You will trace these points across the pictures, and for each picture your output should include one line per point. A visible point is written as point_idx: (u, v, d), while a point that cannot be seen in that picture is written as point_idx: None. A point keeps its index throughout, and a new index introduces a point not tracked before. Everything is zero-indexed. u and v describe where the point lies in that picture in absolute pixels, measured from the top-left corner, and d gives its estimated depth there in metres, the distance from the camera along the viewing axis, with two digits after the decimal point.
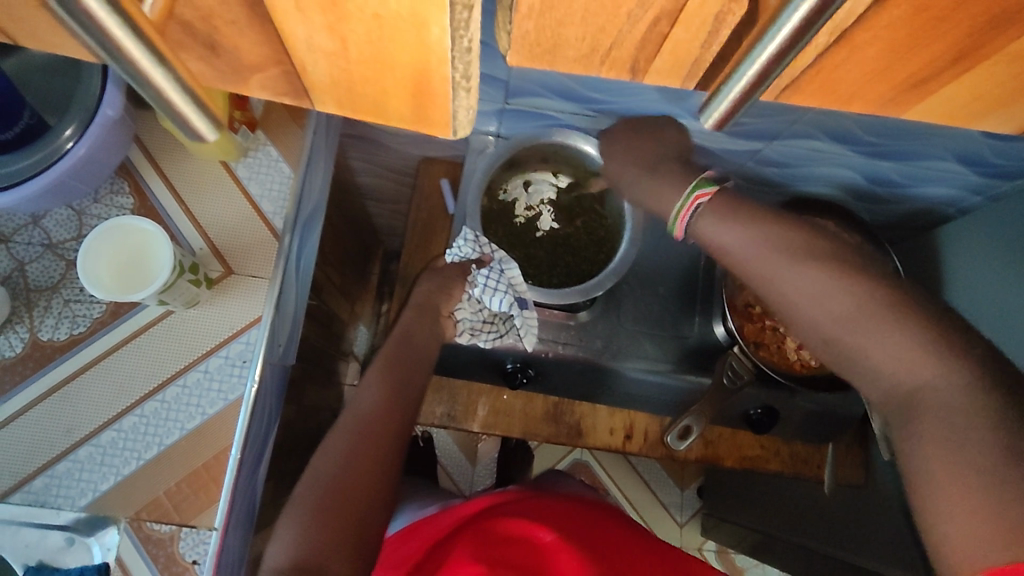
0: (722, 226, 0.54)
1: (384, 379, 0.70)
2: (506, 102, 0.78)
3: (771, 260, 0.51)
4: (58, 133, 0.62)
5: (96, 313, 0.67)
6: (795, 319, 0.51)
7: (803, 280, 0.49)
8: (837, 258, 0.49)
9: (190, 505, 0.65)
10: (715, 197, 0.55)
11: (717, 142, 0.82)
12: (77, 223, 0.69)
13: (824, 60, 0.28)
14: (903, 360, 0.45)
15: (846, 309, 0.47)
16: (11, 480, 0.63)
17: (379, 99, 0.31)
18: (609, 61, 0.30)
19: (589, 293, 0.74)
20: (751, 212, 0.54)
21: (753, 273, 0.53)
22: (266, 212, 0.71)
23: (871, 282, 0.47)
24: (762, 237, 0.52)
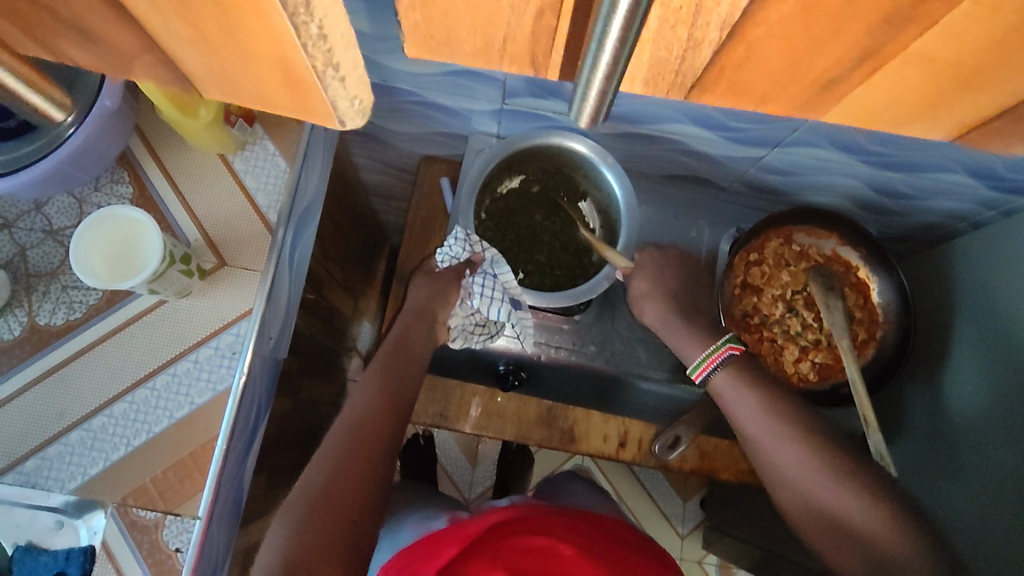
0: (733, 388, 0.70)
1: (380, 386, 0.70)
2: (504, 102, 0.78)
3: (773, 445, 0.66)
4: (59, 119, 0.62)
5: (92, 299, 0.68)
6: (784, 469, 0.65)
7: (795, 452, 0.64)
8: (829, 448, 0.64)
9: (176, 493, 0.65)
10: (727, 364, 0.71)
11: (716, 150, 0.82)
12: (78, 210, 0.70)
13: (725, 59, 0.28)
14: (862, 514, 0.59)
15: (806, 470, 0.63)
16: (5, 460, 0.65)
17: (260, 90, 0.32)
18: (510, 51, 0.30)
19: (578, 297, 0.74)
20: (762, 397, 0.68)
21: (765, 451, 0.66)
22: (260, 205, 0.72)
23: (853, 456, 0.64)
24: (768, 422, 0.67)
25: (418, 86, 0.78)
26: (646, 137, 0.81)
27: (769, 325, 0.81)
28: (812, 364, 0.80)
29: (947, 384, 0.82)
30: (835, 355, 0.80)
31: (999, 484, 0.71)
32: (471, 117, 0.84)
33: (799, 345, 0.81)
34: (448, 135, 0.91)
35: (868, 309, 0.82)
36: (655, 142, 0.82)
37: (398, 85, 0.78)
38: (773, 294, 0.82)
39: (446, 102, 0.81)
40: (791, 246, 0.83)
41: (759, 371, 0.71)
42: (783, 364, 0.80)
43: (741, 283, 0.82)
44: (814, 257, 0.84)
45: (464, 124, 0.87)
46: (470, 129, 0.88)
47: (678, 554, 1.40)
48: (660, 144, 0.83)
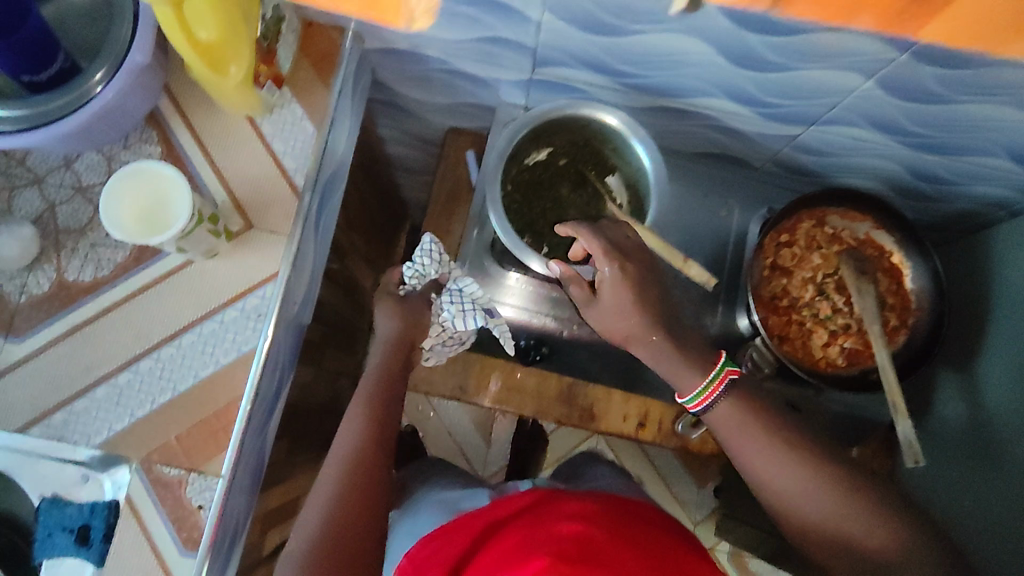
0: (730, 421, 0.67)
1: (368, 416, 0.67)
2: (535, 72, 0.77)
3: (774, 476, 0.64)
4: (88, 77, 0.63)
5: (119, 257, 0.68)
6: (788, 502, 0.63)
7: (790, 475, 0.63)
8: (833, 475, 0.62)
9: (200, 451, 0.66)
10: (723, 394, 0.68)
11: (750, 127, 0.80)
12: (107, 168, 0.70)
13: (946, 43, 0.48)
14: (866, 538, 0.60)
15: (812, 500, 0.62)
16: (33, 412, 0.65)
17: None
18: None
19: (602, 272, 0.72)
20: (758, 431, 0.66)
21: (765, 484, 0.65)
22: (287, 168, 0.71)
23: (857, 482, 0.62)
24: (767, 453, 0.65)
25: (447, 53, 0.76)
26: (680, 113, 0.80)
27: (798, 308, 0.80)
28: (841, 350, 0.79)
29: (980, 374, 0.80)
30: (864, 341, 0.78)
31: None
32: (499, 87, 0.82)
33: (829, 330, 0.79)
34: (476, 105, 0.90)
35: (899, 295, 0.80)
36: (689, 119, 0.80)
37: (427, 51, 0.76)
38: (804, 277, 0.80)
39: (475, 71, 0.79)
40: (824, 229, 0.81)
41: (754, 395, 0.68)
42: (812, 348, 0.79)
43: (772, 264, 0.80)
44: (847, 240, 0.82)
45: (493, 95, 0.85)
46: (499, 100, 0.86)
47: None
48: (695, 121, 0.81)
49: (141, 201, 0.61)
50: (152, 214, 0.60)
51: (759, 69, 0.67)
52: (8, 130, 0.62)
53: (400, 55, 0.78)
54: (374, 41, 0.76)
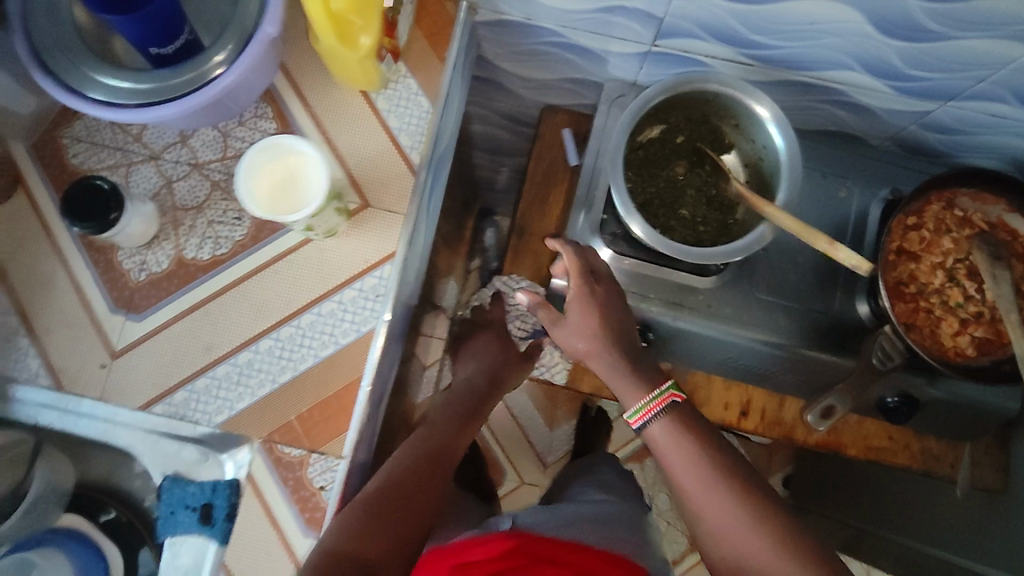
0: (670, 442, 0.61)
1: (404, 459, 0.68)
2: (653, 44, 0.74)
3: (693, 487, 0.58)
4: (209, 58, 0.62)
5: (237, 235, 0.67)
6: (710, 527, 0.58)
7: (758, 542, 0.55)
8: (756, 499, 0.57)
9: (321, 432, 0.65)
10: (670, 414, 0.61)
11: (878, 101, 0.76)
12: (223, 145, 0.69)
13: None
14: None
15: (729, 523, 0.57)
16: (154, 390, 0.65)
17: None
18: None
19: (730, 255, 0.67)
20: (692, 449, 0.59)
21: (690, 498, 0.59)
22: (403, 145, 0.70)
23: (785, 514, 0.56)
24: (696, 470, 0.58)
25: (563, 25, 0.74)
26: (802, 87, 0.77)
27: (926, 295, 0.75)
28: (971, 340, 0.75)
29: None
30: (997, 330, 0.74)
31: None
32: (608, 61, 0.80)
33: (959, 318, 0.75)
34: (576, 82, 0.87)
35: None
36: (810, 92, 0.78)
37: (542, 23, 0.75)
38: (933, 262, 0.76)
39: (587, 44, 0.77)
40: (954, 211, 0.77)
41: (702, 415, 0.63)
42: (941, 336, 0.74)
43: (898, 248, 0.76)
44: (979, 223, 0.76)
45: (599, 70, 0.83)
46: (604, 76, 0.84)
47: None
48: (815, 95, 0.78)
49: (273, 177, 0.60)
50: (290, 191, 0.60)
51: (909, 39, 0.64)
52: (132, 106, 0.62)
53: (510, 28, 0.77)
54: (489, 11, 0.74)
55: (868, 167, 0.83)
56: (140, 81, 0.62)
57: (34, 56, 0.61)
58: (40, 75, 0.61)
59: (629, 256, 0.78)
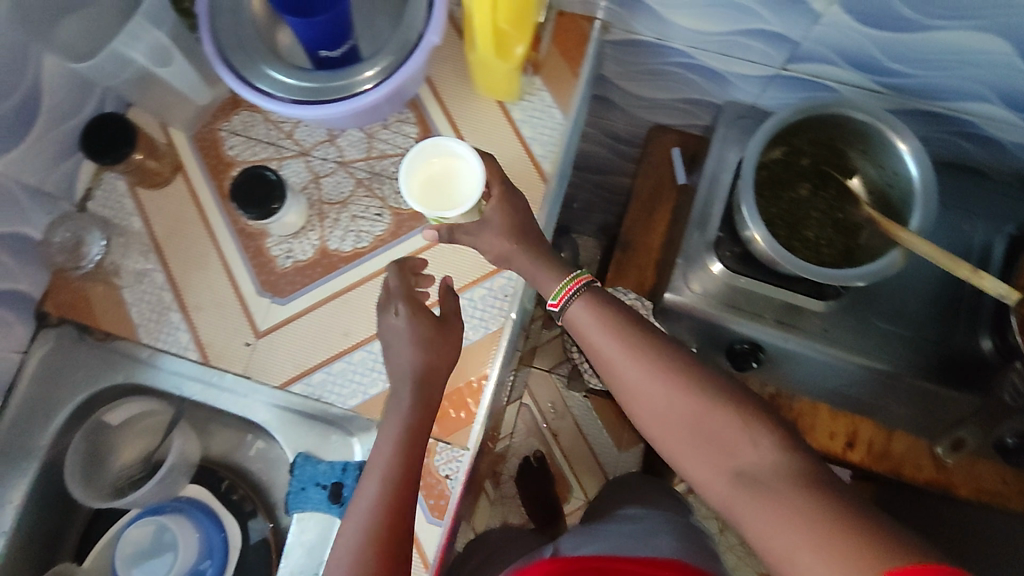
0: (590, 320, 0.60)
1: (383, 464, 0.58)
2: (782, 68, 0.76)
3: (622, 358, 0.57)
4: (359, 73, 0.66)
5: (378, 230, 0.71)
6: (642, 401, 0.56)
7: (648, 382, 0.56)
8: (682, 362, 0.56)
9: (448, 422, 0.67)
10: (588, 294, 0.61)
11: (1006, 132, 0.76)
12: (367, 145, 0.74)
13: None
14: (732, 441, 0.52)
15: (660, 389, 0.55)
16: (294, 369, 0.69)
17: None
18: None
19: (858, 276, 0.67)
20: (619, 319, 0.59)
21: (615, 370, 0.58)
22: (536, 154, 0.73)
23: (714, 374, 0.56)
24: (622, 341, 0.58)
25: (694, 45, 0.76)
26: (927, 116, 0.77)
27: None
28: None
29: None
30: None
31: None
32: (731, 84, 0.82)
33: None
34: (691, 103, 0.89)
35: None
36: (935, 121, 0.78)
37: (672, 44, 0.77)
38: None
39: (713, 66, 0.79)
40: None
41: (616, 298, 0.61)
42: None
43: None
44: None
45: (717, 92, 0.85)
46: (721, 98, 0.86)
47: None
48: (940, 124, 0.78)
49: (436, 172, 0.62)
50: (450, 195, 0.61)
51: None
52: (287, 99, 0.66)
53: (638, 48, 0.80)
54: (621, 30, 0.77)
55: (992, 198, 0.81)
56: (305, 80, 0.66)
57: (216, 51, 0.65)
58: (220, 67, 0.65)
59: (745, 276, 0.77)
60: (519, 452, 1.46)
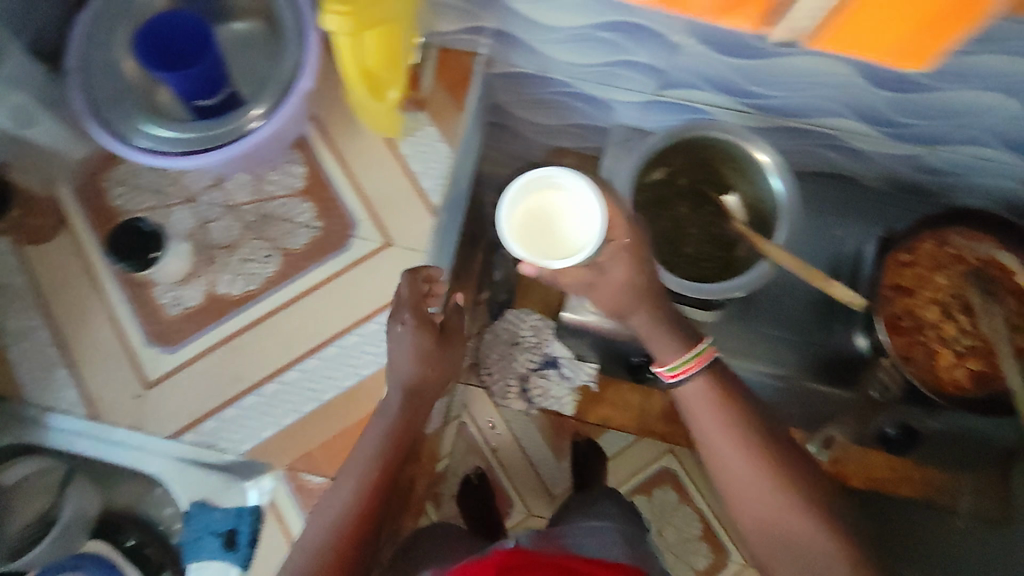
0: (704, 400, 0.59)
1: (360, 475, 0.61)
2: (657, 93, 0.79)
3: (724, 445, 0.58)
4: (246, 113, 0.67)
5: (268, 271, 0.71)
6: (727, 485, 0.59)
7: (762, 502, 0.57)
8: (780, 460, 0.58)
9: (343, 460, 0.68)
10: (708, 372, 0.59)
11: (874, 146, 0.80)
12: (256, 187, 0.73)
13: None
14: (812, 539, 0.56)
15: (754, 480, 0.57)
16: (188, 418, 0.69)
17: None
18: None
19: (727, 292, 0.72)
20: (714, 404, 0.59)
21: (710, 451, 0.59)
22: (424, 187, 0.73)
23: (808, 471, 0.59)
24: (731, 430, 0.58)
25: (573, 77, 0.79)
26: (798, 131, 0.81)
27: (921, 329, 0.78)
28: (967, 371, 0.77)
29: None
30: (993, 364, 0.76)
31: None
32: (616, 109, 0.85)
33: (953, 350, 0.77)
34: (585, 128, 0.92)
35: None
36: (806, 135, 0.81)
37: (553, 75, 0.80)
38: (927, 297, 0.79)
39: (595, 94, 0.82)
40: (945, 249, 0.80)
41: (733, 375, 0.61)
42: (936, 369, 0.77)
43: (894, 285, 0.79)
44: (970, 261, 0.79)
45: (606, 117, 0.88)
46: (610, 122, 0.89)
47: None
48: (812, 138, 0.82)
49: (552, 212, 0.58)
50: (567, 242, 0.57)
51: (899, 89, 0.67)
52: (177, 153, 0.66)
53: (522, 79, 0.83)
54: (503, 64, 0.80)
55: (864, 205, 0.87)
56: (189, 130, 0.67)
57: (90, 109, 0.66)
58: (100, 131, 0.65)
59: None
60: None
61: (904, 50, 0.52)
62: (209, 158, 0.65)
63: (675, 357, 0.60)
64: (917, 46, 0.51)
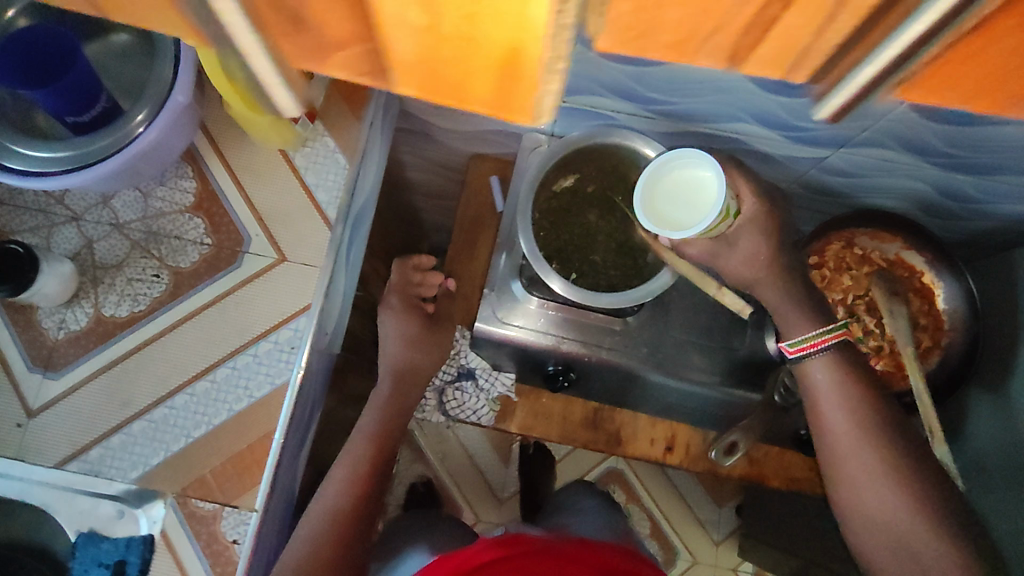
0: (831, 389, 0.64)
1: (354, 462, 0.79)
2: (562, 100, 0.78)
3: (852, 439, 0.62)
4: (130, 118, 0.64)
5: (155, 292, 0.69)
6: (849, 492, 0.63)
7: (888, 500, 0.60)
8: (891, 449, 0.61)
9: (234, 485, 0.67)
10: (835, 353, 0.64)
11: (782, 149, 0.79)
12: (143, 205, 0.71)
13: (959, 52, 0.26)
14: (895, 515, 0.60)
15: (875, 468, 0.61)
16: (72, 447, 0.66)
17: (458, 83, 0.29)
18: (470, 64, 0.27)
19: (640, 298, 0.72)
20: (864, 391, 0.63)
21: (839, 450, 0.63)
22: (319, 201, 0.71)
23: (911, 459, 0.61)
24: (856, 417, 0.63)
25: None
26: (705, 136, 0.80)
27: None
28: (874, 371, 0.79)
29: (1016, 399, 0.76)
30: (897, 363, 0.78)
31: None
32: None
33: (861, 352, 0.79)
34: (500, 134, 0.90)
35: (932, 316, 0.79)
36: (714, 140, 0.81)
37: None
38: (834, 299, 0.81)
39: None
40: (853, 250, 0.81)
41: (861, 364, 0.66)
42: None
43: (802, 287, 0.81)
44: (877, 261, 0.81)
45: (518, 122, 0.86)
46: (524, 127, 0.87)
47: (712, 561, 1.40)
48: (720, 143, 0.81)
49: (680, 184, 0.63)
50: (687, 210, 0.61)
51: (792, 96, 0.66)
52: (57, 173, 0.63)
53: None
54: None
55: None
56: (64, 149, 0.63)
57: None
58: None
59: (549, 299, 0.81)
60: (405, 480, 1.38)
61: (486, 81, 0.29)
62: (93, 171, 0.62)
63: (800, 333, 0.66)
64: (512, 86, 0.28)
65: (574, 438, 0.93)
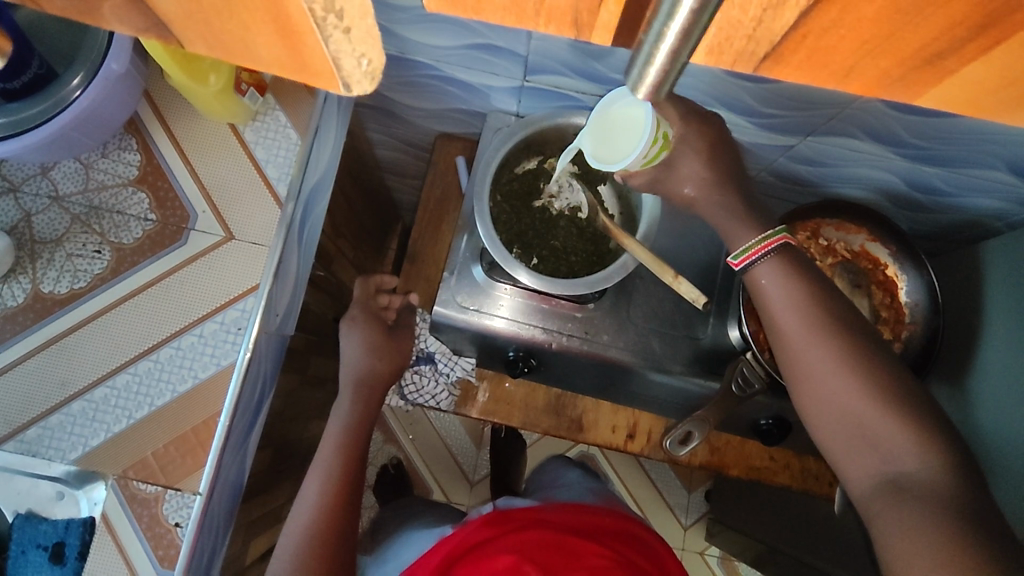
0: (779, 285, 0.57)
1: (327, 471, 0.74)
2: (526, 79, 0.76)
3: (805, 336, 0.55)
4: (65, 81, 0.60)
5: (97, 268, 0.67)
6: (810, 393, 0.55)
7: (847, 390, 0.53)
8: (850, 340, 0.54)
9: (177, 468, 0.65)
10: (781, 255, 0.58)
11: (747, 135, 0.78)
12: (84, 176, 0.68)
13: (809, 22, 0.21)
14: (861, 407, 0.53)
15: (833, 362, 0.54)
16: (5, 428, 0.64)
17: (245, 40, 0.26)
18: (245, 18, 0.24)
19: (593, 286, 0.70)
20: (815, 284, 0.57)
21: (793, 348, 0.56)
22: (270, 177, 0.70)
23: (877, 354, 0.54)
24: (809, 314, 0.55)
25: (436, 59, 0.74)
26: None
27: None
28: None
29: (972, 391, 0.76)
30: None
31: (1008, 486, 0.67)
32: (491, 94, 0.81)
33: None
34: (466, 113, 0.88)
35: (894, 308, 0.79)
36: None
37: (417, 57, 0.74)
38: None
39: (465, 78, 0.78)
40: (817, 240, 0.79)
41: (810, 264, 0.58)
42: None
43: None
44: (841, 252, 0.80)
45: (483, 101, 0.84)
46: (489, 106, 0.85)
47: (680, 545, 1.41)
48: None
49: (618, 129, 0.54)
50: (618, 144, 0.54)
51: (755, 80, 0.64)
52: None
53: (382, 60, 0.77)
54: None
55: None
56: None
57: None
58: None
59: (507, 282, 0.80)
60: (377, 462, 1.37)
61: (267, 38, 0.25)
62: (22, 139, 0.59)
63: (744, 242, 0.59)
64: (301, 50, 0.25)
65: (536, 424, 0.92)
